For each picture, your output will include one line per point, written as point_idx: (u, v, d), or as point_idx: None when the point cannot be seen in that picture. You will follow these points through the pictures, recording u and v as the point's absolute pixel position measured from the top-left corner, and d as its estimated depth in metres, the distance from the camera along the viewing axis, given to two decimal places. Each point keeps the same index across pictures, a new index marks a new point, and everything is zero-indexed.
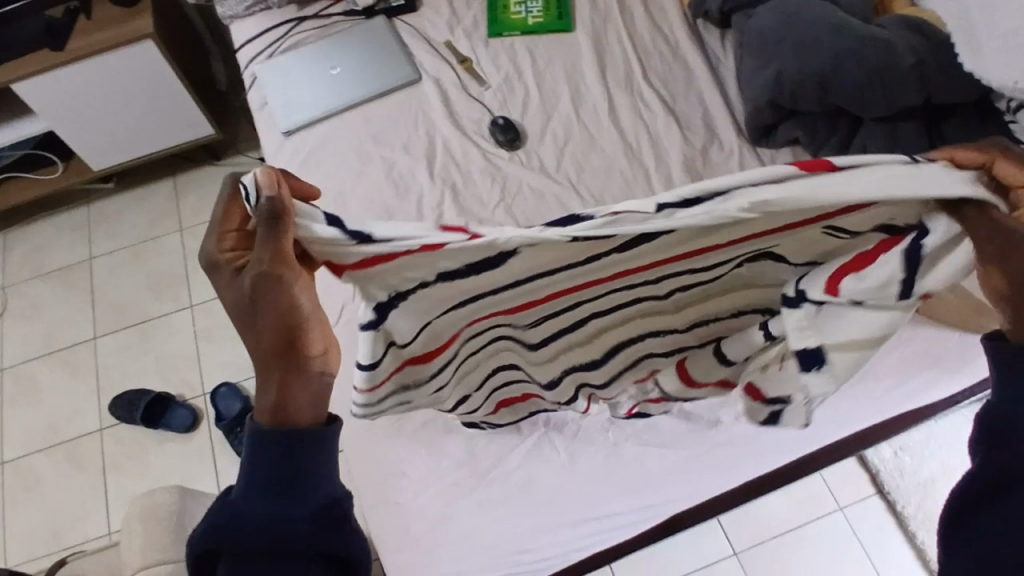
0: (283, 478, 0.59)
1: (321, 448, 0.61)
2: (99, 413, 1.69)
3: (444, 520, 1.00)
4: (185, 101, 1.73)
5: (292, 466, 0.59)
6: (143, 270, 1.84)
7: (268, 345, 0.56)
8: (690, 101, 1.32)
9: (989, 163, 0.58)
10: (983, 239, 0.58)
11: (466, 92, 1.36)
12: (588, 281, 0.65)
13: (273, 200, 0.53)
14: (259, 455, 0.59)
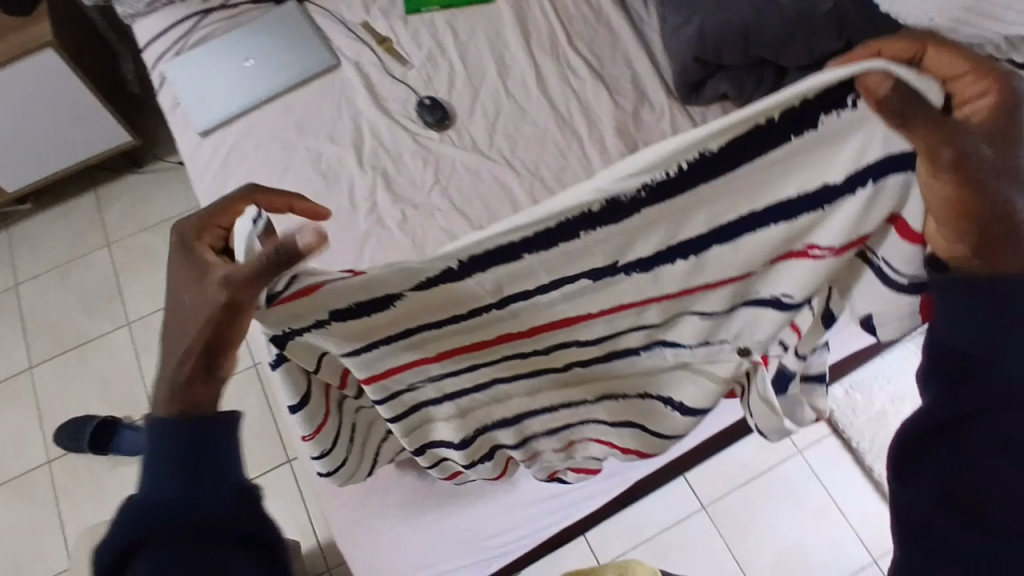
0: (196, 464, 0.60)
1: (227, 433, 0.63)
2: (45, 445, 1.62)
3: (409, 519, 0.99)
4: (97, 110, 1.64)
5: (199, 453, 0.61)
6: (74, 291, 1.75)
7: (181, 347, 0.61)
8: (617, 64, 1.30)
9: (920, 54, 0.53)
10: (942, 159, 0.52)
11: (389, 74, 1.31)
12: (511, 333, 0.66)
13: (294, 252, 0.52)
14: (167, 440, 0.61)
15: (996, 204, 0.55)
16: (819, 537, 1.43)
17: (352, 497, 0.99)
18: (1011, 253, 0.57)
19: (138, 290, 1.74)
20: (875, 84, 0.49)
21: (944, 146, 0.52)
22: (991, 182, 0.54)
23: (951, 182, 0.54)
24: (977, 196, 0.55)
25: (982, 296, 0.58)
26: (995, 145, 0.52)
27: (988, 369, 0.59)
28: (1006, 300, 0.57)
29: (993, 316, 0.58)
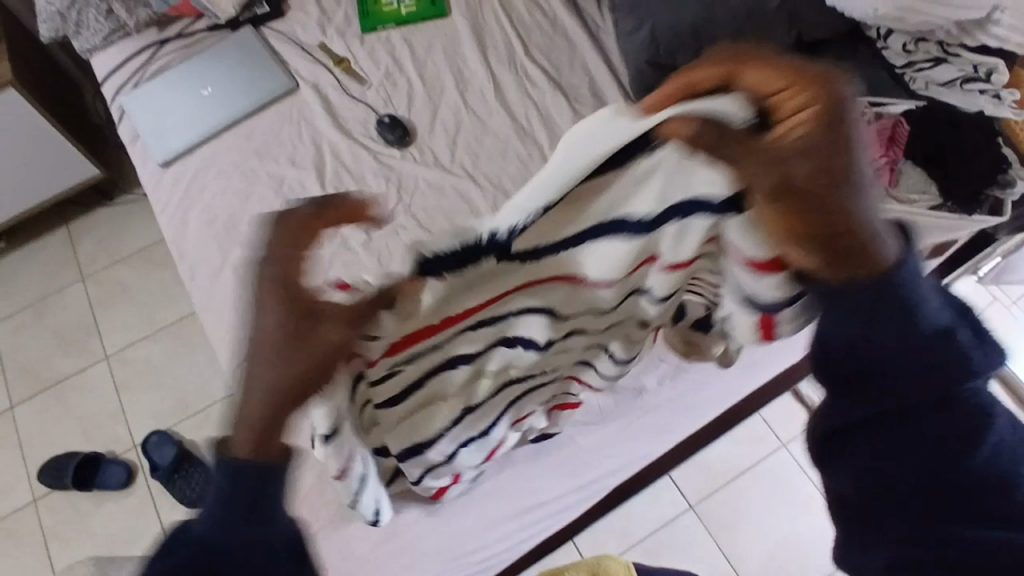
0: (244, 514, 0.54)
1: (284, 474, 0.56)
2: (27, 486, 1.59)
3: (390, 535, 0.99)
4: (60, 145, 1.63)
5: (262, 493, 0.55)
6: (51, 328, 1.73)
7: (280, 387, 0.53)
8: (575, 71, 1.31)
9: (731, 77, 0.49)
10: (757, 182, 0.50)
11: (348, 94, 1.31)
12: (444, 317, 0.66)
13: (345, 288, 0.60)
14: (226, 484, 0.54)
15: (829, 219, 0.50)
16: (808, 529, 1.44)
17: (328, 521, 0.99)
18: (866, 267, 0.52)
19: (114, 322, 1.72)
20: (678, 124, 0.52)
21: (760, 165, 0.49)
22: (813, 199, 0.49)
23: (776, 200, 0.51)
24: (808, 213, 0.50)
25: (861, 301, 0.53)
26: (814, 160, 0.48)
27: (876, 367, 0.55)
28: (881, 303, 0.52)
29: (873, 319, 0.53)
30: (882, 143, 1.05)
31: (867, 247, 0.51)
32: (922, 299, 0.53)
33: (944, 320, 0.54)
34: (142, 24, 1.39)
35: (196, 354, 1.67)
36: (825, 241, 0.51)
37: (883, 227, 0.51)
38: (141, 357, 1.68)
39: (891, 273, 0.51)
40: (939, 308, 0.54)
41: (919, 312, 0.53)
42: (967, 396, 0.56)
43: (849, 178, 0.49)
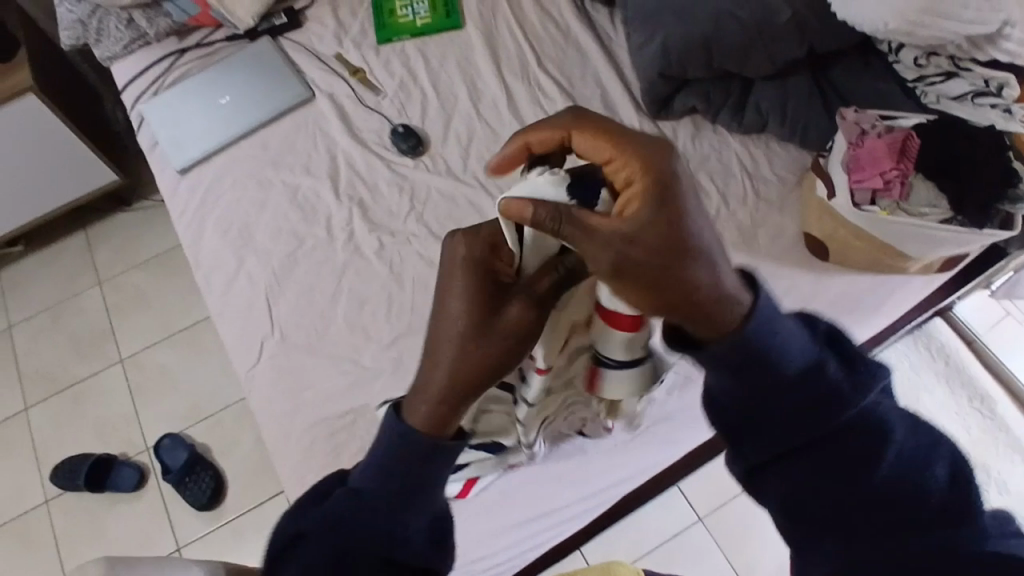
0: (405, 484, 0.61)
1: (445, 459, 0.61)
2: (41, 487, 1.61)
3: None
4: (80, 151, 1.66)
5: (420, 470, 0.61)
6: (67, 331, 1.76)
7: (458, 369, 0.59)
8: (587, 83, 1.32)
9: (571, 139, 0.56)
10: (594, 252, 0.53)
11: (363, 104, 1.33)
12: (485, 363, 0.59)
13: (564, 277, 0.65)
14: (395, 453, 0.60)
15: (678, 289, 0.52)
16: None
17: None
18: (717, 320, 0.54)
19: (130, 326, 1.75)
20: (517, 209, 0.54)
21: (599, 252, 0.52)
22: (647, 276, 0.52)
23: (618, 281, 0.53)
24: (648, 288, 0.52)
25: (724, 355, 0.55)
26: (642, 237, 0.51)
27: (766, 412, 0.57)
28: (743, 351, 0.55)
29: (743, 366, 0.55)
30: (891, 156, 1.03)
31: (712, 306, 0.53)
32: (783, 340, 0.55)
33: (805, 355, 0.56)
34: (162, 34, 1.42)
35: (209, 358, 1.69)
36: (670, 304, 0.52)
37: (725, 276, 0.53)
38: (155, 361, 1.70)
39: (747, 323, 0.54)
40: (801, 345, 0.56)
41: (778, 353, 0.55)
42: (858, 418, 0.57)
43: (681, 249, 0.51)
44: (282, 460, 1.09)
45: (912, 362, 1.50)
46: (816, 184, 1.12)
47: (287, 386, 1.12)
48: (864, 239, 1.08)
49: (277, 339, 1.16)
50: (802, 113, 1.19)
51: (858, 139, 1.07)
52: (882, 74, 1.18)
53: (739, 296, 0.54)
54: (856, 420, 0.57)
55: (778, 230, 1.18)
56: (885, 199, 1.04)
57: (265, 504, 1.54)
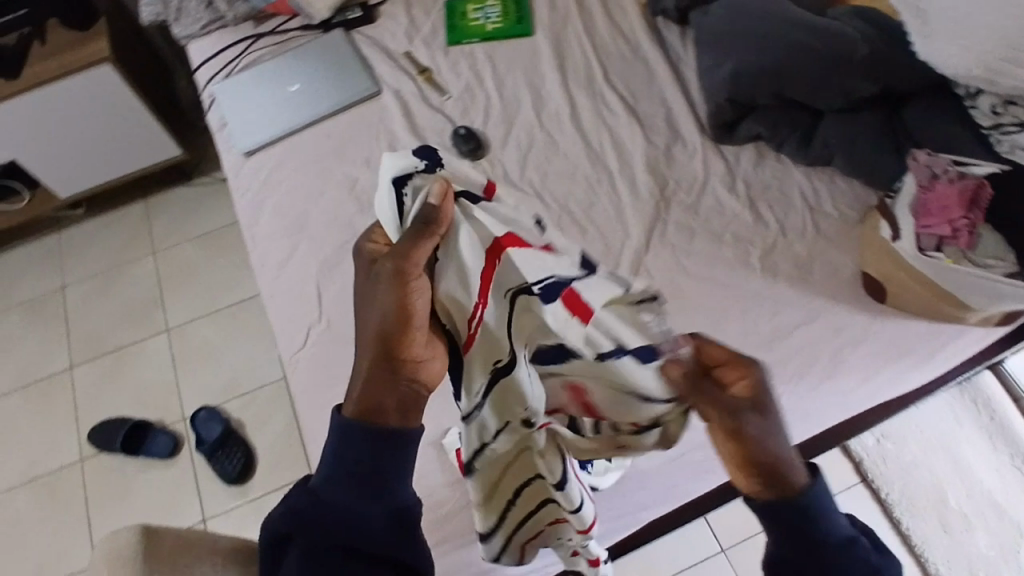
0: (360, 481, 0.66)
1: (402, 451, 0.67)
2: (78, 444, 1.65)
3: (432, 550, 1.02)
4: (149, 123, 1.71)
5: (376, 461, 0.66)
6: (118, 296, 1.81)
7: (376, 349, 0.68)
8: (651, 99, 1.32)
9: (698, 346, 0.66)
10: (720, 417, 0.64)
11: (427, 103, 1.35)
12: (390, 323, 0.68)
13: (433, 212, 0.72)
14: (345, 450, 0.67)
15: (775, 459, 0.62)
16: None
17: None
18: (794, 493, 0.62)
19: (178, 298, 1.79)
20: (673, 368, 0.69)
21: (727, 419, 0.63)
22: (757, 446, 0.62)
23: (731, 448, 0.64)
24: (751, 457, 0.62)
25: (793, 522, 0.62)
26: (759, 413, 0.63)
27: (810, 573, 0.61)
28: (800, 521, 0.61)
29: (801, 536, 0.61)
30: (962, 204, 1.00)
31: (790, 479, 0.62)
32: (828, 516, 0.62)
33: (846, 530, 0.62)
34: (240, 18, 1.47)
35: (251, 336, 1.73)
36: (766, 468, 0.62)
37: (794, 459, 0.63)
38: (199, 334, 1.74)
39: (809, 494, 0.62)
40: (841, 521, 0.63)
41: (823, 526, 0.61)
42: None
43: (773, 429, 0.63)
44: (315, 445, 1.11)
45: (954, 413, 1.45)
46: (880, 224, 1.10)
47: (329, 374, 1.14)
48: (922, 283, 1.05)
49: (323, 327, 1.18)
50: (871, 151, 1.16)
51: (929, 183, 1.04)
52: (954, 116, 1.13)
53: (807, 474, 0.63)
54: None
55: (834, 267, 1.15)
56: (952, 247, 1.01)
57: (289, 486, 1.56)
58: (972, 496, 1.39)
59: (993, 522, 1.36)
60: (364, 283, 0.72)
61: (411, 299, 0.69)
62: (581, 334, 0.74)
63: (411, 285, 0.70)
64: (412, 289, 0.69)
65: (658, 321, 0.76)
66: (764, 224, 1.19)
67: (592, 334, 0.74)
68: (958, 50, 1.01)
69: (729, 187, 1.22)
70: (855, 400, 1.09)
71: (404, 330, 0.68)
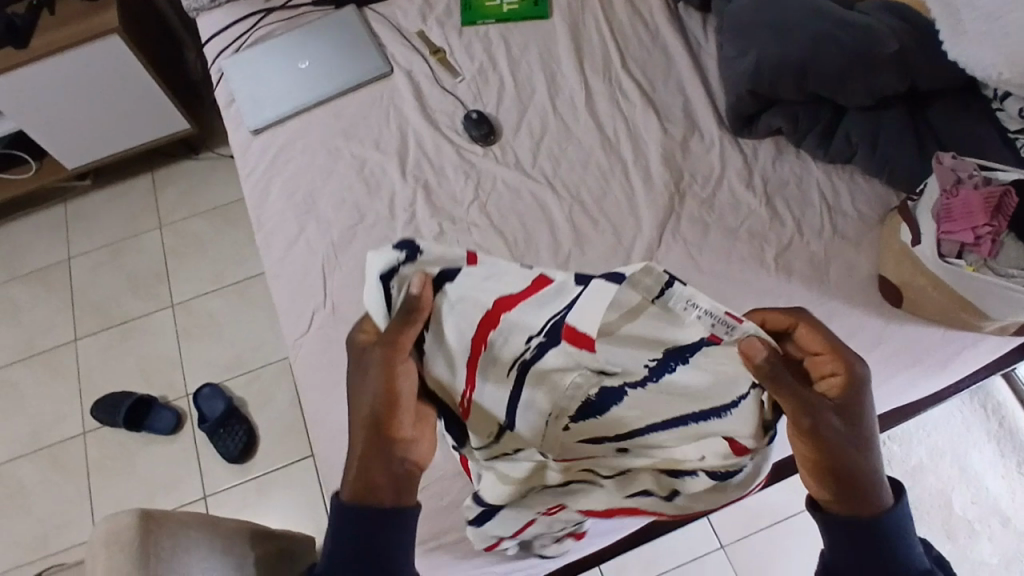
0: (362, 561, 0.70)
1: (401, 527, 0.72)
2: (81, 417, 1.66)
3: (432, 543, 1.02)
4: (157, 95, 1.69)
5: (377, 540, 0.71)
6: (123, 269, 1.80)
7: (368, 435, 0.72)
8: (669, 89, 1.28)
9: (795, 325, 0.73)
10: (800, 419, 0.67)
11: (439, 85, 1.32)
12: (379, 416, 0.72)
13: (415, 298, 0.72)
14: (344, 533, 0.71)
15: (853, 467, 0.69)
16: None
17: None
18: (877, 511, 0.69)
19: (183, 273, 1.78)
20: (754, 347, 0.64)
21: (806, 416, 0.67)
22: (836, 447, 0.68)
23: (807, 446, 0.69)
24: (829, 459, 0.69)
25: (863, 537, 0.69)
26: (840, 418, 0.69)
27: None
28: (881, 540, 0.68)
29: (873, 554, 0.68)
30: (987, 210, 0.96)
31: (871, 494, 0.69)
32: (909, 546, 0.69)
33: (925, 562, 0.69)
34: None
35: (255, 315, 1.72)
36: (837, 475, 0.69)
37: (882, 479, 0.70)
38: (204, 310, 1.74)
39: (894, 518, 0.69)
40: (922, 553, 0.70)
41: (904, 555, 0.68)
42: None
43: (853, 434, 0.69)
44: (318, 431, 1.10)
45: (963, 418, 1.43)
46: (901, 227, 1.07)
47: (334, 359, 1.13)
48: (940, 289, 1.02)
49: (328, 311, 1.16)
50: (894, 150, 1.13)
51: (953, 187, 1.00)
52: (983, 120, 1.12)
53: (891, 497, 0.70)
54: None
55: (850, 267, 1.13)
56: (973, 255, 0.98)
57: (291, 465, 1.56)
58: (977, 502, 1.37)
59: (999, 529, 1.35)
60: (352, 366, 0.75)
61: (399, 391, 0.72)
62: (598, 364, 0.75)
63: (396, 377, 0.72)
64: (399, 379, 0.72)
65: (690, 307, 0.68)
66: (780, 221, 1.16)
67: (612, 360, 0.75)
68: (990, 50, 0.98)
69: (746, 182, 1.20)
70: None
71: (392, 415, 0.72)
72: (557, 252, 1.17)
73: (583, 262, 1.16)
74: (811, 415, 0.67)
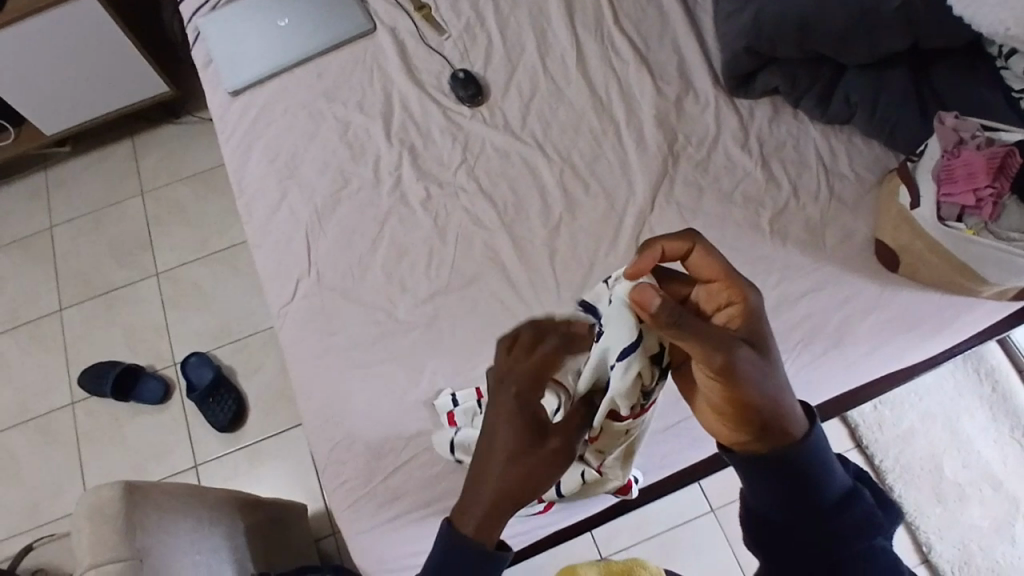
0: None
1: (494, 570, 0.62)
2: (68, 387, 1.63)
3: (420, 513, 1.00)
4: (134, 57, 1.62)
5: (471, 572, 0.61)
6: (106, 237, 1.76)
7: (503, 491, 0.62)
8: (663, 46, 1.24)
9: (692, 251, 0.62)
10: (710, 359, 0.55)
11: (424, 43, 1.27)
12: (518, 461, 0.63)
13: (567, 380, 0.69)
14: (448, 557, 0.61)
15: (775, 404, 0.57)
16: None
17: (353, 478, 1.02)
18: (791, 441, 0.58)
19: (168, 241, 1.74)
20: (647, 296, 0.53)
21: (713, 353, 0.55)
22: (752, 385, 0.56)
23: (722, 391, 0.57)
24: (746, 402, 0.56)
25: (772, 464, 0.57)
26: (753, 350, 0.58)
27: (782, 513, 0.58)
28: (793, 467, 0.57)
29: (779, 485, 0.57)
30: (989, 170, 0.94)
31: (785, 429, 0.57)
32: (826, 471, 0.58)
33: (841, 480, 0.58)
34: None
35: (242, 283, 1.69)
36: (765, 419, 0.57)
37: (796, 408, 0.58)
38: (190, 278, 1.70)
39: (804, 443, 0.57)
40: (843, 473, 0.59)
41: (823, 480, 0.57)
42: (857, 534, 0.57)
43: (770, 367, 0.57)
44: (305, 400, 1.08)
45: (955, 383, 1.43)
46: (900, 190, 1.04)
47: (320, 329, 1.11)
48: (939, 254, 1.00)
49: (313, 280, 1.13)
50: (894, 111, 1.10)
51: (955, 148, 0.97)
52: (986, 80, 1.09)
53: (806, 423, 0.59)
54: (876, 551, 0.57)
55: (847, 231, 1.10)
56: (973, 218, 0.96)
57: (282, 433, 1.55)
58: (967, 466, 1.38)
59: (988, 492, 1.35)
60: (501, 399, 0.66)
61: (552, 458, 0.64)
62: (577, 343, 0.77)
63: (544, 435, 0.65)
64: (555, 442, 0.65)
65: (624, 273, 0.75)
66: (776, 184, 1.13)
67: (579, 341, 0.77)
68: (998, 6, 0.94)
69: (741, 144, 1.16)
70: (856, 369, 1.06)
71: (533, 494, 0.63)
72: (548, 217, 1.14)
73: (575, 228, 1.13)
74: (722, 352, 0.55)
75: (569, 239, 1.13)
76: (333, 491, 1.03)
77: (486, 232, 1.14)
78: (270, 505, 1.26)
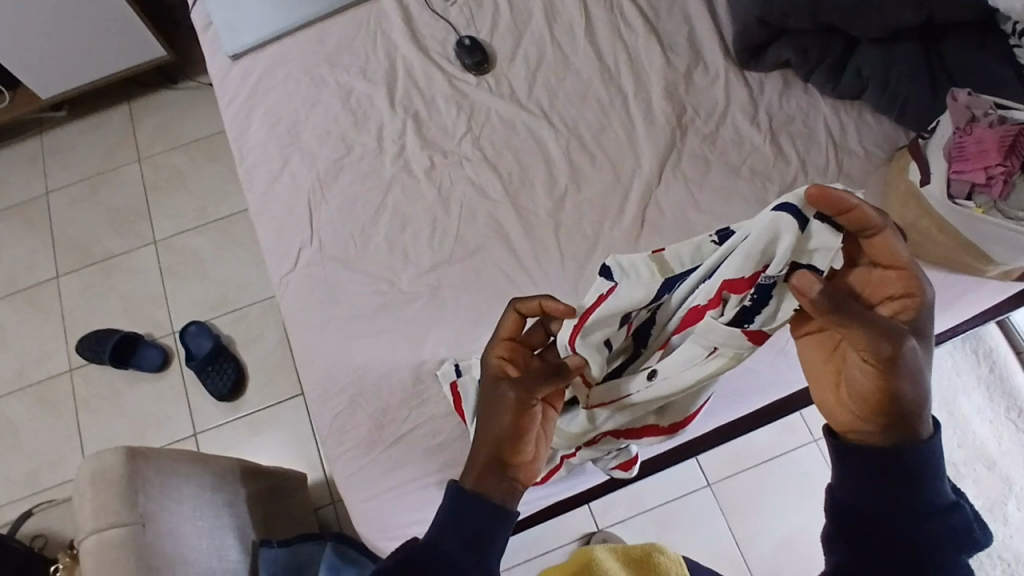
0: (470, 546, 0.61)
1: (502, 523, 0.62)
2: (67, 354, 1.63)
3: (421, 483, 1.00)
4: (131, 23, 1.57)
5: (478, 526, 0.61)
6: (104, 203, 1.74)
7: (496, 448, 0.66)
8: (673, 15, 1.21)
9: (879, 233, 0.67)
10: (873, 346, 0.61)
11: (429, 8, 1.24)
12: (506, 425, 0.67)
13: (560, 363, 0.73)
14: (458, 513, 0.62)
15: (919, 396, 0.62)
16: None
17: (354, 448, 1.03)
18: (911, 438, 0.61)
19: (166, 208, 1.73)
20: (807, 282, 0.61)
21: (880, 341, 0.61)
22: (908, 378, 0.61)
23: (877, 378, 0.62)
24: (892, 391, 0.61)
25: (879, 458, 0.61)
26: (916, 342, 0.62)
27: (872, 505, 0.60)
28: (901, 465, 0.60)
29: (881, 477, 0.60)
30: (1000, 148, 0.92)
31: (915, 424, 0.61)
32: (933, 479, 0.60)
33: (946, 493, 0.60)
34: None
35: (241, 251, 1.68)
36: (903, 410, 0.61)
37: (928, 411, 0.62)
38: (188, 246, 1.69)
39: (920, 445, 0.60)
40: (948, 486, 0.61)
41: (926, 486, 0.60)
42: (945, 541, 0.58)
43: (926, 367, 0.63)
44: (305, 370, 1.07)
45: (954, 364, 1.43)
46: (910, 166, 1.03)
47: (323, 298, 1.10)
48: (946, 232, 1.00)
49: (315, 248, 1.12)
50: (905, 87, 1.09)
51: (967, 126, 0.96)
52: (999, 56, 1.07)
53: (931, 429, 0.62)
54: (959, 563, 0.58)
55: None
56: (983, 196, 0.95)
57: (281, 402, 1.55)
58: (963, 446, 1.39)
59: (983, 472, 1.37)
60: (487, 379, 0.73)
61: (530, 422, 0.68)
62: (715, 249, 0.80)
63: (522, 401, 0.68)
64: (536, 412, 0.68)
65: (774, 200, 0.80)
66: (785, 159, 1.12)
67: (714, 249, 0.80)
68: None
69: (751, 118, 1.15)
70: None
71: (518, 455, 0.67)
72: (553, 188, 1.13)
73: (580, 200, 1.12)
74: (889, 340, 0.61)
75: (574, 211, 1.12)
76: (334, 459, 1.03)
77: (490, 203, 1.13)
78: (269, 472, 1.26)
